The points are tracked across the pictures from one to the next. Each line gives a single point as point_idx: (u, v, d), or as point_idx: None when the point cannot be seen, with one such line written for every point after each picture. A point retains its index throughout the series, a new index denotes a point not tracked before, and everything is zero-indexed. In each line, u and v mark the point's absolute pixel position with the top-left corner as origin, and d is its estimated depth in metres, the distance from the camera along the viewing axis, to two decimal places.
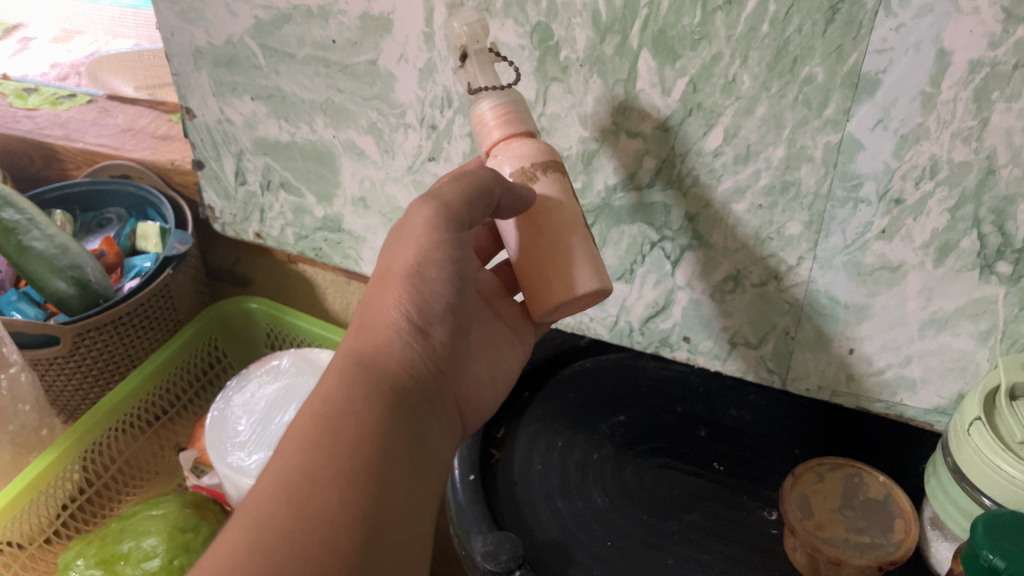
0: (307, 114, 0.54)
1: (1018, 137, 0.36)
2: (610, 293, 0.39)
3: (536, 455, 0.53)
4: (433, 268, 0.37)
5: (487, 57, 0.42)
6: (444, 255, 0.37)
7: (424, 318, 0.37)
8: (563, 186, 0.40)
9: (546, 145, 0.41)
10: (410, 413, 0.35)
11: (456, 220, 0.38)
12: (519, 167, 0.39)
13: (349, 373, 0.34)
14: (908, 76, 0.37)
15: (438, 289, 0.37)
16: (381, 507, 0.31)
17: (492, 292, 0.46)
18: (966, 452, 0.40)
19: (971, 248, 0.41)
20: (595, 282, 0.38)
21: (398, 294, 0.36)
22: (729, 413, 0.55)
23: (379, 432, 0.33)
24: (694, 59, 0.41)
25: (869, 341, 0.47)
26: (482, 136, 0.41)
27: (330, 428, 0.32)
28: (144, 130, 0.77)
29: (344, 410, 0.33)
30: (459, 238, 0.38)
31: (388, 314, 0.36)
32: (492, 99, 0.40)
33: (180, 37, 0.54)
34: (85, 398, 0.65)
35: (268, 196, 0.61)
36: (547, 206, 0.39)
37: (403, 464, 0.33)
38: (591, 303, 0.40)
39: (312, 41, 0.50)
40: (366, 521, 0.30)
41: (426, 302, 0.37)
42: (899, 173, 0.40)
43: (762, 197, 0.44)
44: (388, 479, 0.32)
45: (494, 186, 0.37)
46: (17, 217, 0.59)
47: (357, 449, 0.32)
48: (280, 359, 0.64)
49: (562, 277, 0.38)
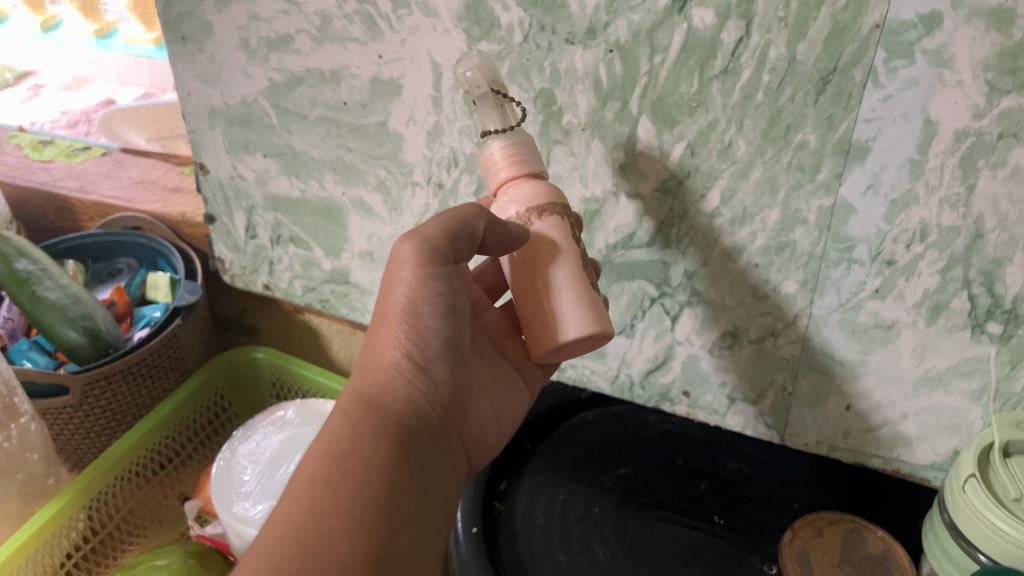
0: (317, 171, 0.56)
1: (1004, 203, 0.38)
2: (611, 335, 0.39)
3: (539, 507, 0.53)
4: (427, 305, 0.38)
5: (493, 100, 0.41)
6: (439, 294, 0.38)
7: (422, 356, 0.38)
8: (563, 230, 0.39)
9: (552, 188, 0.40)
10: (412, 448, 0.36)
11: (444, 255, 0.39)
12: (516, 213, 0.39)
13: (352, 414, 0.36)
14: (896, 144, 0.38)
15: (434, 328, 0.38)
16: (390, 542, 0.32)
17: (498, 332, 0.46)
18: (961, 508, 0.41)
19: (962, 308, 0.42)
20: (585, 327, 0.38)
21: (395, 334, 0.38)
22: (729, 467, 0.56)
23: (382, 468, 0.34)
24: (691, 126, 0.42)
25: (865, 397, 0.48)
26: (491, 176, 0.41)
27: (336, 467, 0.33)
28: (156, 182, 0.79)
29: (349, 449, 0.34)
30: (449, 273, 0.39)
31: (388, 354, 0.38)
32: (499, 141, 0.40)
33: (197, 97, 0.56)
34: (92, 446, 0.65)
35: (277, 249, 0.62)
36: (541, 249, 0.39)
37: (406, 497, 0.34)
38: (594, 344, 0.40)
39: (324, 102, 0.52)
40: (377, 557, 0.31)
41: (423, 341, 0.38)
42: (891, 236, 0.41)
43: (759, 256, 0.45)
44: (393, 514, 0.33)
45: (478, 220, 0.38)
46: (31, 267, 0.61)
47: (361, 484, 0.33)
48: (285, 409, 0.65)
49: (552, 322, 0.38)
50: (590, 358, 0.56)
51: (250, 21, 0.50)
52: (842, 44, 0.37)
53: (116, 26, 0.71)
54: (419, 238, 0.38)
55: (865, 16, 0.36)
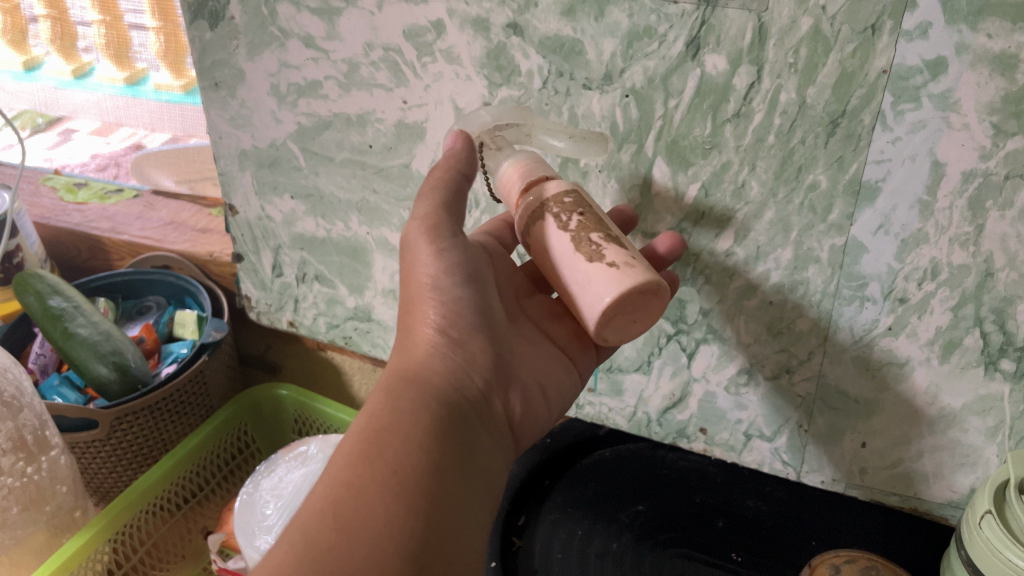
0: (343, 213, 0.57)
1: (1014, 242, 0.39)
2: (662, 281, 0.37)
3: (557, 544, 0.54)
4: (448, 278, 0.40)
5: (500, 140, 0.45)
6: (452, 263, 0.40)
7: (456, 329, 0.40)
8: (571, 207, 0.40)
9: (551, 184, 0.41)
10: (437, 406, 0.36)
11: (446, 229, 0.40)
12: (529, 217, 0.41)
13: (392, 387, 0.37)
14: (906, 185, 0.39)
15: (458, 294, 0.40)
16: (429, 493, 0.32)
17: (541, 317, 0.47)
18: (978, 544, 0.42)
19: (974, 345, 0.42)
20: (635, 275, 0.36)
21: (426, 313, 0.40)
22: (746, 505, 0.56)
23: (420, 440, 0.34)
24: (705, 167, 0.44)
25: (882, 435, 0.48)
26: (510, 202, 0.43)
27: (375, 442, 0.34)
28: (185, 223, 0.81)
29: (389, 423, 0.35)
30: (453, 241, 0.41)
31: (422, 332, 0.40)
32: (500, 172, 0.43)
33: (228, 141, 0.58)
34: (118, 480, 0.67)
35: (302, 287, 0.64)
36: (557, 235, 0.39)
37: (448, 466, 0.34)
38: (650, 302, 0.37)
39: (351, 145, 0.54)
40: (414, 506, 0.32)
41: (453, 308, 0.40)
42: (902, 275, 0.42)
43: (773, 294, 0.46)
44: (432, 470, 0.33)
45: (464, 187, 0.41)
46: (64, 304, 0.64)
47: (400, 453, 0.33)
48: (307, 445, 0.66)
49: (597, 277, 0.37)
50: (607, 395, 0.57)
51: (281, 68, 0.53)
52: (850, 88, 0.38)
53: (147, 74, 0.73)
54: (420, 220, 0.40)
55: (872, 61, 0.37)
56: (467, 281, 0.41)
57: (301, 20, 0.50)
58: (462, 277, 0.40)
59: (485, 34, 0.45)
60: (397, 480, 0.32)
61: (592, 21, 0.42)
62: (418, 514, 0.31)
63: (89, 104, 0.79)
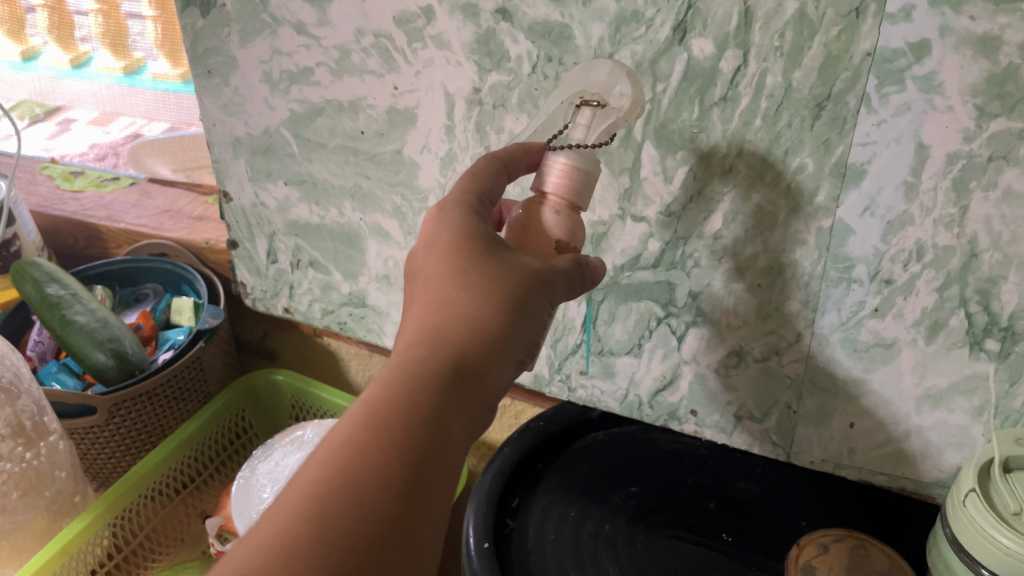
0: (336, 198, 0.58)
1: (997, 223, 0.39)
2: None
3: (550, 525, 0.55)
4: (526, 300, 0.34)
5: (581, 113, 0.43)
6: (540, 304, 0.35)
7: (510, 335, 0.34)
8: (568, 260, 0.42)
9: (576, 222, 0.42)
10: (468, 418, 0.31)
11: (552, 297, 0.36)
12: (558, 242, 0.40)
13: (428, 366, 0.31)
14: (891, 167, 0.40)
15: (528, 319, 0.35)
16: (432, 513, 0.28)
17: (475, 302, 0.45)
18: (962, 522, 0.42)
19: (960, 326, 0.43)
20: None
21: (494, 308, 0.33)
22: (737, 486, 0.57)
23: (445, 449, 0.29)
24: (693, 151, 0.44)
25: (870, 415, 0.48)
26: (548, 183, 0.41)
27: (399, 427, 0.29)
28: (182, 211, 0.81)
29: (416, 412, 0.29)
30: (548, 305, 0.36)
31: (479, 318, 0.33)
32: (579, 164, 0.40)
33: (221, 128, 0.59)
34: (117, 466, 0.67)
35: (297, 273, 0.64)
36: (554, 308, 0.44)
37: (450, 488, 0.29)
38: None
39: (343, 132, 0.54)
40: (416, 522, 0.27)
41: (516, 322, 0.34)
42: (888, 256, 0.42)
43: (761, 276, 0.47)
44: (440, 484, 0.29)
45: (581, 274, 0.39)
46: (61, 292, 0.64)
47: (418, 453, 0.28)
48: (304, 429, 0.67)
49: None
50: (599, 378, 0.57)
51: (273, 55, 0.53)
52: (835, 71, 0.38)
53: (144, 63, 0.74)
54: (548, 271, 0.36)
55: (856, 44, 0.38)
56: (539, 318, 0.35)
57: (292, 7, 0.50)
58: (536, 311, 0.35)
59: (475, 20, 0.45)
60: (415, 487, 0.27)
61: (581, 6, 0.42)
62: (419, 531, 0.27)
63: (88, 96, 0.79)
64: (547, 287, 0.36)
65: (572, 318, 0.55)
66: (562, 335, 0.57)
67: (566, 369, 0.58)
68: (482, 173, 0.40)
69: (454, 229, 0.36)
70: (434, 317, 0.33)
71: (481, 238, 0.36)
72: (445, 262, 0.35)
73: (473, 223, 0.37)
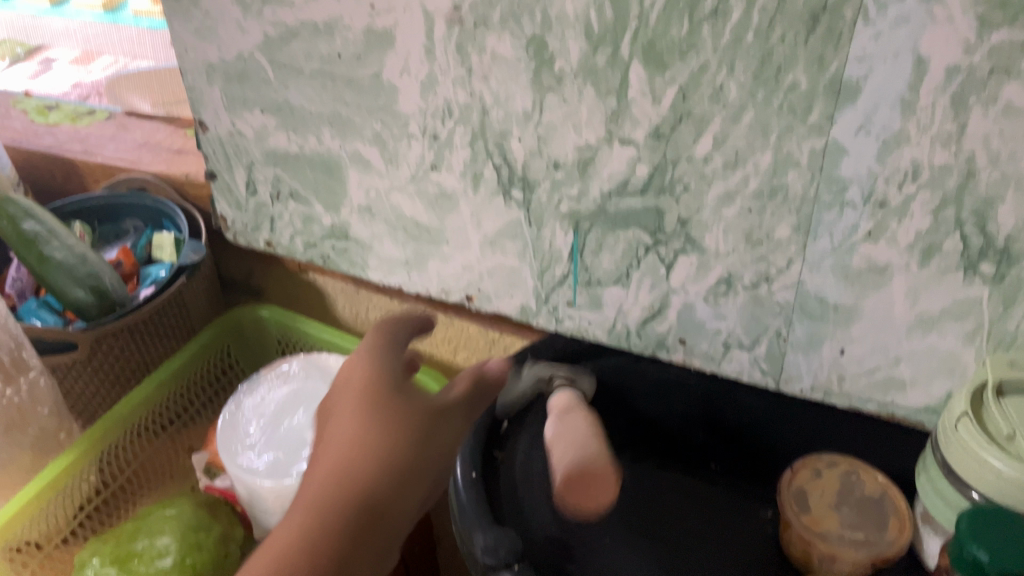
0: (314, 126, 0.56)
1: (996, 142, 0.38)
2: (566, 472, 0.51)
3: (538, 457, 0.54)
4: (408, 437, 0.43)
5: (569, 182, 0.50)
6: (411, 439, 0.43)
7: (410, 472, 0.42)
8: None
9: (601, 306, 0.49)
10: (380, 534, 0.40)
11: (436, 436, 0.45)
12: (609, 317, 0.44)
13: (339, 495, 0.39)
14: (888, 83, 0.38)
15: (416, 452, 0.43)
16: None
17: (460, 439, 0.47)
18: (953, 446, 0.42)
19: (955, 249, 0.42)
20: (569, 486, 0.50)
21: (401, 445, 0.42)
22: (726, 416, 0.56)
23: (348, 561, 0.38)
24: (682, 69, 0.42)
25: (861, 342, 0.48)
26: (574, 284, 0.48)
27: (318, 545, 0.37)
28: (160, 144, 0.79)
29: (334, 530, 0.38)
30: (426, 439, 0.44)
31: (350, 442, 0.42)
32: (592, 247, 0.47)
33: (194, 53, 0.56)
34: (102, 403, 0.67)
35: (278, 205, 0.62)
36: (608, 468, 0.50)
37: None
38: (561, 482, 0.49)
39: (320, 55, 0.52)
40: None
41: (418, 461, 0.43)
42: (883, 177, 0.41)
43: (752, 201, 0.45)
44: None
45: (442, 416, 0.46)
46: (38, 227, 0.62)
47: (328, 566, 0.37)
48: (289, 363, 0.66)
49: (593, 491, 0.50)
50: (587, 308, 0.56)
51: None
52: None
53: None
54: (432, 410, 0.46)
55: None
56: (427, 449, 0.44)
57: None
58: (421, 445, 0.43)
59: None
60: None
61: None
62: None
63: None
64: (427, 427, 0.44)
65: (558, 249, 0.54)
66: (548, 266, 0.55)
67: (553, 301, 0.57)
68: (384, 351, 0.48)
69: (364, 377, 0.46)
70: (359, 441, 0.42)
71: (382, 387, 0.45)
72: (360, 402, 0.44)
73: (392, 376, 0.46)
